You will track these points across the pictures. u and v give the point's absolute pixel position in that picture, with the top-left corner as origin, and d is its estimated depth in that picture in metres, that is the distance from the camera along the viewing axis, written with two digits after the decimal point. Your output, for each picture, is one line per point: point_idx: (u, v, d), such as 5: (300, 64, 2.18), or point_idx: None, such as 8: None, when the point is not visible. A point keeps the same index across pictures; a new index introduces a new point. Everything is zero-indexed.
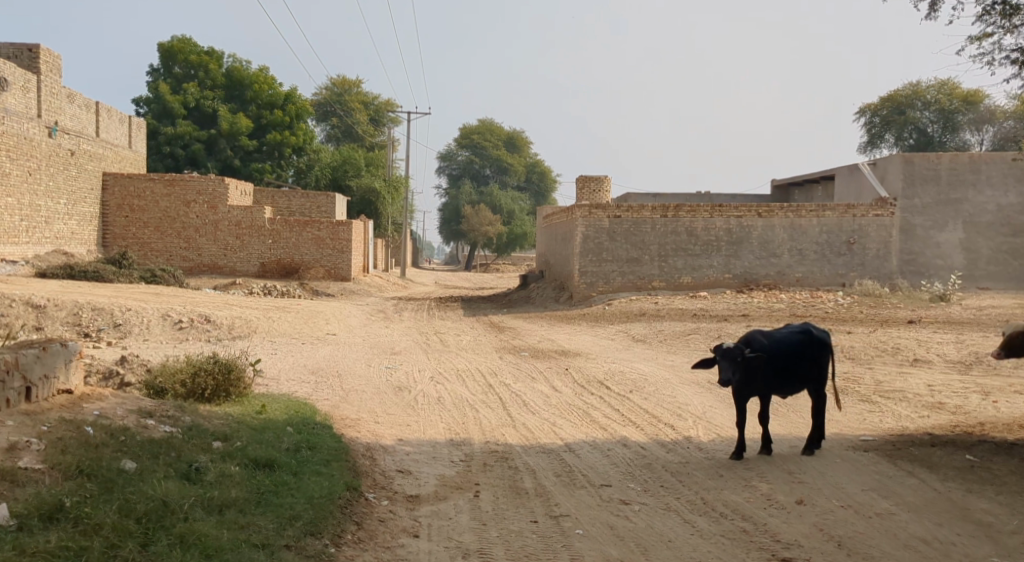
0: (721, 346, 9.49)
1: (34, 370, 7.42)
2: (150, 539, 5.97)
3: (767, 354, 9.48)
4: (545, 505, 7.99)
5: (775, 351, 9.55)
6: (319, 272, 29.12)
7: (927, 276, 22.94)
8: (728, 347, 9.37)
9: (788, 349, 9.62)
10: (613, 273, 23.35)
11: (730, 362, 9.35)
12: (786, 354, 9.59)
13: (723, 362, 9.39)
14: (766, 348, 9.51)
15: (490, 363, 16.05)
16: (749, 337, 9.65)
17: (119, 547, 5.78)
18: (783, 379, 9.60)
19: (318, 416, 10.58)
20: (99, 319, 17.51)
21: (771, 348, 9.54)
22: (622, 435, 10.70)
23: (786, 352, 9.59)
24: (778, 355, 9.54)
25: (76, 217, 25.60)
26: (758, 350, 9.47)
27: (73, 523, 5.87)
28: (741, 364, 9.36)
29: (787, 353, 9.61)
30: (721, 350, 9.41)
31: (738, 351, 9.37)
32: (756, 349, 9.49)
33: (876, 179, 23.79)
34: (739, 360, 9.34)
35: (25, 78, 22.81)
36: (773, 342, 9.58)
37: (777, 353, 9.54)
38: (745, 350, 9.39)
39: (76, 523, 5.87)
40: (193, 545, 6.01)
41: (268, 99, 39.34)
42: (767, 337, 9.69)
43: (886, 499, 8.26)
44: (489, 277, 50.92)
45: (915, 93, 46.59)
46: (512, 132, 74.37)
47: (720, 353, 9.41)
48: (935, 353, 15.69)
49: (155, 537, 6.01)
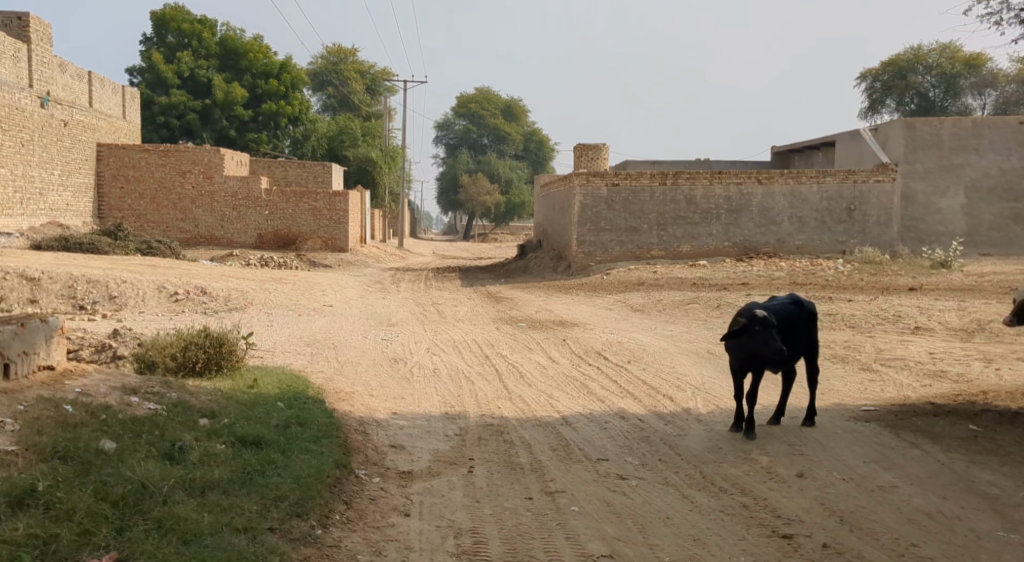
0: (754, 314, 9.23)
1: (12, 346, 7.22)
2: (126, 524, 5.78)
3: (786, 323, 9.42)
4: (540, 481, 7.82)
5: (787, 318, 9.46)
6: (317, 243, 28.78)
7: (927, 243, 22.72)
8: (763, 317, 9.16)
9: (801, 316, 9.57)
10: (612, 243, 23.07)
11: (769, 333, 9.16)
12: (802, 321, 9.55)
13: (762, 333, 9.16)
14: (785, 317, 9.44)
15: (487, 333, 15.87)
16: (765, 306, 9.49)
17: (92, 534, 5.60)
18: (801, 346, 9.56)
19: (312, 391, 10.38)
20: (94, 291, 17.31)
21: (784, 315, 9.45)
22: (620, 408, 10.51)
23: (796, 317, 9.52)
24: (797, 322, 9.49)
25: (71, 188, 25.34)
26: (780, 320, 9.38)
27: (43, 508, 5.67)
28: (775, 334, 9.22)
29: (801, 320, 9.54)
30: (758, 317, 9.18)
31: (770, 321, 9.21)
32: (777, 318, 9.38)
33: (877, 145, 23.44)
34: (774, 328, 9.19)
35: (15, 47, 22.42)
36: (785, 311, 9.49)
37: (795, 321, 9.49)
38: (774, 318, 9.25)
39: (46, 508, 5.67)
40: (171, 530, 5.82)
41: (264, 68, 38.81)
42: (779, 307, 9.56)
43: (888, 472, 8.07)
44: (489, 247, 50.59)
45: (916, 58, 46.18)
46: (511, 101, 73.89)
47: (755, 324, 9.18)
48: (936, 321, 15.48)
49: (131, 521, 5.82)
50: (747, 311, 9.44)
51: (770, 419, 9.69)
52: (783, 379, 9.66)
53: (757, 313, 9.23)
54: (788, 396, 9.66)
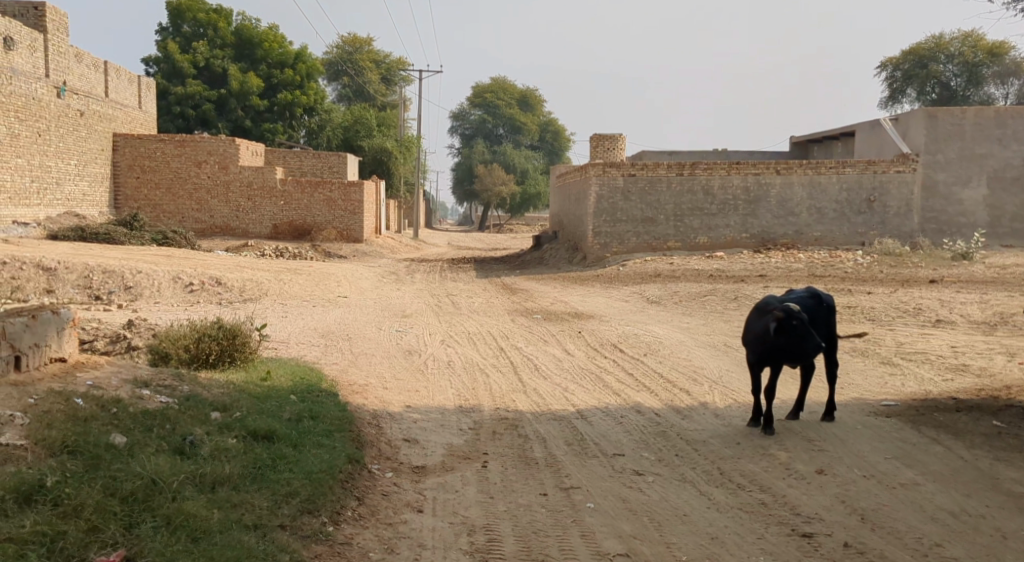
0: (787, 309, 9.03)
1: (24, 339, 7.17)
2: (134, 521, 5.72)
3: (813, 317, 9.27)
4: (555, 477, 7.71)
5: (812, 312, 9.33)
6: (332, 233, 28.72)
7: (948, 234, 22.48)
8: (798, 312, 8.98)
9: (826, 310, 9.44)
10: (628, 234, 22.92)
11: (804, 329, 9.00)
12: (826, 314, 9.43)
13: (797, 329, 8.99)
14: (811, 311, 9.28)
15: (502, 325, 15.78)
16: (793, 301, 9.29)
17: (99, 531, 5.54)
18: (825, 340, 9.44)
19: (326, 383, 10.30)
20: (110, 281, 17.28)
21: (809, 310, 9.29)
22: (636, 401, 10.39)
23: (820, 310, 9.38)
24: (822, 317, 9.36)
25: (87, 179, 25.36)
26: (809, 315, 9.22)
27: (51, 505, 5.61)
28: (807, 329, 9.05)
29: (824, 314, 9.42)
30: (793, 312, 9.00)
31: (802, 316, 9.04)
32: (806, 313, 9.22)
33: (897, 136, 23.19)
34: (807, 323, 9.03)
35: (32, 37, 22.39)
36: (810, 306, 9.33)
37: (820, 315, 9.36)
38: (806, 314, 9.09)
39: (55, 504, 5.61)
40: (180, 527, 5.76)
41: (279, 58, 38.97)
42: (803, 302, 9.39)
43: (910, 468, 7.93)
44: (503, 238, 50.45)
45: (937, 47, 45.80)
46: (527, 90, 73.66)
47: (790, 320, 8.99)
48: (958, 314, 15.29)
49: (140, 518, 5.75)
50: (775, 307, 9.25)
51: (788, 414, 9.58)
52: (800, 372, 9.54)
53: (790, 308, 9.04)
54: (807, 391, 9.53)
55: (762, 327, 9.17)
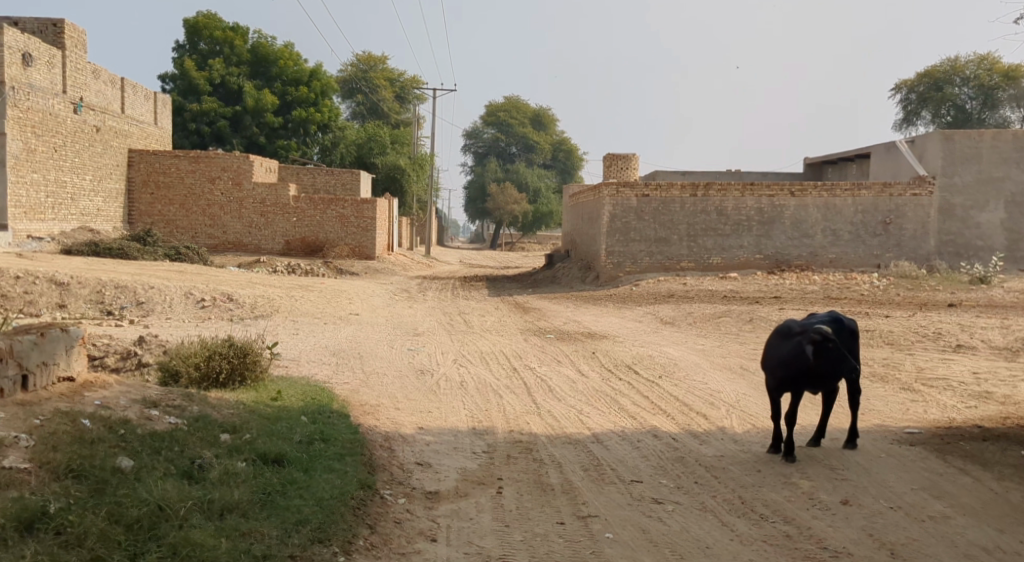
0: (818, 330, 8.81)
1: (31, 357, 7.02)
2: (139, 551, 5.55)
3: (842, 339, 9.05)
4: (572, 504, 7.51)
5: (841, 334, 9.11)
6: (344, 250, 28.59)
7: (966, 258, 22.22)
8: (829, 334, 8.76)
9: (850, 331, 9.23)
10: (641, 254, 22.72)
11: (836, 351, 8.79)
12: (851, 336, 9.22)
13: (829, 351, 8.78)
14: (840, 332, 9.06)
15: (515, 345, 15.59)
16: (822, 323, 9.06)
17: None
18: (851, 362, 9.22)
19: (337, 404, 10.11)
20: (122, 296, 17.19)
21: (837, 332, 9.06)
22: (653, 425, 10.17)
23: (848, 331, 9.18)
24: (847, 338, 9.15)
25: (102, 194, 25.33)
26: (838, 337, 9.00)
27: (54, 533, 5.44)
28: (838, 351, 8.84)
29: (850, 336, 9.22)
30: (824, 333, 8.78)
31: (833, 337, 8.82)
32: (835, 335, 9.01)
33: (914, 158, 22.97)
34: (839, 344, 8.82)
35: (50, 54, 22.42)
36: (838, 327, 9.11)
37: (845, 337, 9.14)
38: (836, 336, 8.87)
39: (58, 532, 5.45)
40: (187, 557, 5.58)
41: (294, 75, 39.12)
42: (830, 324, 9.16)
43: (939, 500, 7.71)
44: (515, 256, 50.29)
45: (953, 69, 45.68)
46: (540, 109, 73.81)
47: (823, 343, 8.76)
48: (979, 339, 15.02)
49: (145, 547, 5.58)
50: (805, 329, 8.99)
51: (809, 441, 9.36)
52: (822, 398, 9.31)
53: (823, 329, 8.82)
54: (828, 417, 9.32)
55: (795, 349, 8.87)
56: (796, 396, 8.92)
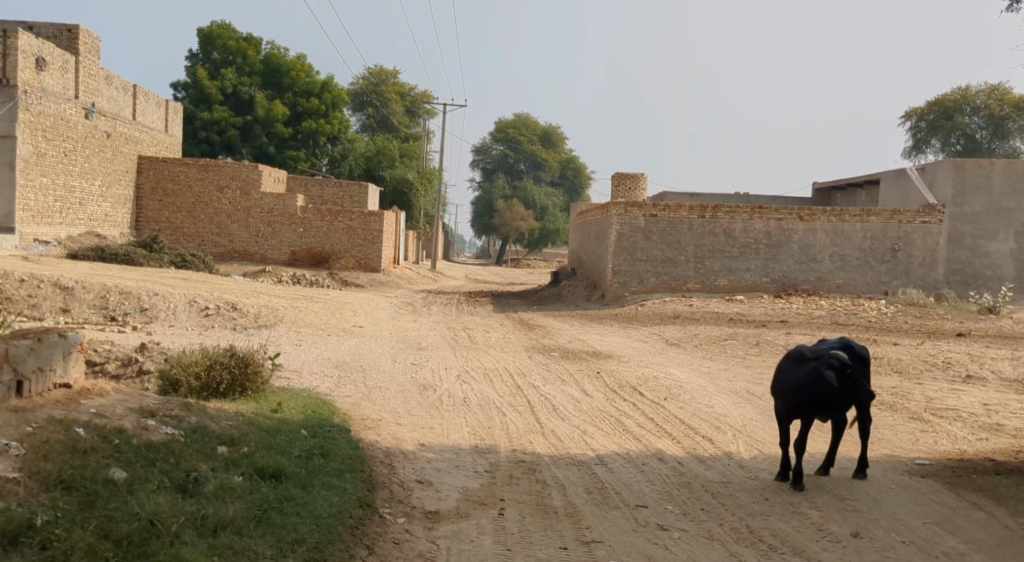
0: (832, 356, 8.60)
1: (27, 363, 6.87)
2: None
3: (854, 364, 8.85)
4: (575, 529, 7.33)
5: (856, 363, 8.94)
6: (349, 262, 28.45)
7: (975, 287, 22.02)
8: (844, 360, 8.55)
9: (860, 356, 9.03)
10: (648, 274, 22.56)
11: (847, 376, 8.59)
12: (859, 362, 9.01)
13: (841, 377, 8.58)
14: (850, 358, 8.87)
15: (519, 362, 15.41)
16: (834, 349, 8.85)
17: None
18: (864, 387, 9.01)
19: (338, 418, 9.94)
20: (126, 302, 17.06)
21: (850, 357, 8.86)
22: (658, 448, 9.98)
23: (863, 363, 9.02)
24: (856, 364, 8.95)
25: (110, 199, 25.26)
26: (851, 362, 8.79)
27: (40, 547, 5.28)
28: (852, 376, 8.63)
29: (860, 362, 9.01)
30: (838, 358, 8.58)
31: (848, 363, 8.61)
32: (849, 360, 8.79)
33: (923, 186, 22.78)
34: (851, 369, 8.60)
35: (64, 59, 22.39)
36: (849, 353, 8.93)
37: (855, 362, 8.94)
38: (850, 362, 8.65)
39: (43, 547, 5.28)
40: None
41: (306, 86, 39.01)
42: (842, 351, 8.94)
43: (952, 536, 7.52)
44: (521, 273, 50.16)
45: (963, 98, 45.51)
46: (549, 127, 74.06)
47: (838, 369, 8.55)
48: (989, 370, 14.81)
49: None
50: (821, 354, 8.81)
51: (817, 469, 9.17)
52: (832, 426, 9.12)
53: (841, 355, 8.59)
54: (838, 446, 9.12)
55: (811, 374, 8.67)
56: (807, 423, 8.72)
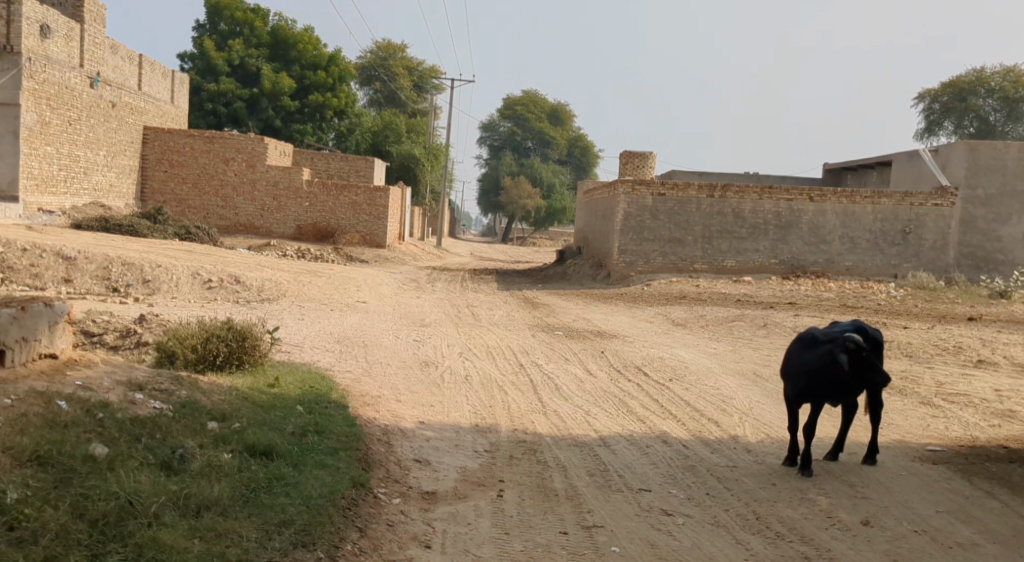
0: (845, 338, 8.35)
1: (10, 332, 6.62)
2: (102, 551, 5.16)
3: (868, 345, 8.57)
4: (576, 513, 7.09)
5: (869, 346, 8.66)
6: (355, 238, 28.22)
7: (986, 271, 21.70)
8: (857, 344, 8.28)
9: (872, 338, 8.73)
10: (654, 253, 22.22)
11: (856, 359, 8.33)
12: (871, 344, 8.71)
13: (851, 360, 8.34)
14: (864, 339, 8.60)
15: (523, 340, 15.18)
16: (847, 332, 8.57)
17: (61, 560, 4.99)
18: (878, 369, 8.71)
19: (336, 394, 9.70)
20: (128, 274, 16.79)
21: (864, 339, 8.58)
22: (662, 431, 9.72)
23: (879, 345, 8.75)
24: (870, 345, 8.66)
25: (115, 170, 24.99)
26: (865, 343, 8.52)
27: (9, 528, 5.07)
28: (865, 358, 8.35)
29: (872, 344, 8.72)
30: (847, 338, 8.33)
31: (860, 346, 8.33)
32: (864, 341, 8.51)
33: (936, 167, 22.42)
34: (863, 352, 8.33)
35: (69, 26, 22.06)
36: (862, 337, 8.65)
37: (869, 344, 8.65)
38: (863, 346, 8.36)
39: (12, 528, 5.07)
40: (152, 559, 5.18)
41: (313, 59, 38.41)
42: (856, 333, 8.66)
43: (966, 526, 7.27)
44: (526, 251, 49.87)
45: (978, 80, 44.93)
46: (557, 105, 73.36)
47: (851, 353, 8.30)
48: (1001, 355, 14.53)
49: (109, 548, 5.19)
50: (836, 337, 8.51)
51: (827, 454, 8.91)
52: (842, 411, 8.86)
53: (857, 338, 8.34)
54: (847, 430, 8.86)
55: (824, 357, 8.39)
56: (818, 408, 8.46)
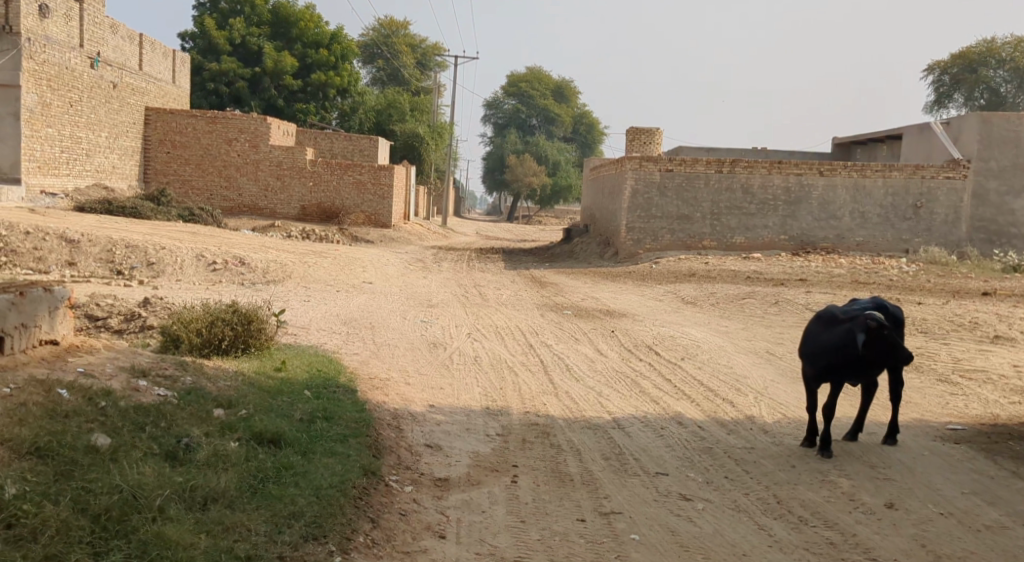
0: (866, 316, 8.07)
1: (8, 318, 6.43)
2: (106, 549, 4.98)
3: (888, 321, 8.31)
4: (593, 499, 6.90)
5: (890, 324, 8.44)
6: (360, 218, 27.90)
7: (999, 245, 21.41)
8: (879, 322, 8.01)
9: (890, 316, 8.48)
10: (662, 230, 22.00)
11: (877, 338, 8.07)
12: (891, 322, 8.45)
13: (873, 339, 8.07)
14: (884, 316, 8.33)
15: (531, 320, 14.98)
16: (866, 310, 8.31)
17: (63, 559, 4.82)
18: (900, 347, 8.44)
19: (344, 377, 9.51)
20: (132, 256, 16.58)
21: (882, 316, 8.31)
22: (677, 412, 9.52)
23: (899, 323, 8.53)
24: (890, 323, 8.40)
25: (117, 151, 24.77)
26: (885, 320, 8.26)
27: (8, 526, 4.89)
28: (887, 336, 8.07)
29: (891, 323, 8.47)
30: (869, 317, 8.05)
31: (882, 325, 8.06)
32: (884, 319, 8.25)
33: (948, 139, 22.08)
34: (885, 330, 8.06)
35: (68, 6, 21.78)
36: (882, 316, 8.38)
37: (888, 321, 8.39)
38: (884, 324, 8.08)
39: (11, 525, 4.89)
40: (156, 556, 5.00)
41: (314, 38, 37.98)
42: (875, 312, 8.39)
43: (994, 508, 7.06)
44: (532, 230, 49.53)
45: (989, 51, 44.39)
46: (562, 82, 72.82)
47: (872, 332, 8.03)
48: (1018, 330, 14.29)
49: (113, 545, 5.01)
50: (856, 315, 8.27)
51: (846, 434, 8.72)
52: (861, 390, 8.65)
53: (879, 315, 8.05)
54: (866, 411, 8.65)
55: (844, 336, 8.15)
56: (837, 387, 8.25)
